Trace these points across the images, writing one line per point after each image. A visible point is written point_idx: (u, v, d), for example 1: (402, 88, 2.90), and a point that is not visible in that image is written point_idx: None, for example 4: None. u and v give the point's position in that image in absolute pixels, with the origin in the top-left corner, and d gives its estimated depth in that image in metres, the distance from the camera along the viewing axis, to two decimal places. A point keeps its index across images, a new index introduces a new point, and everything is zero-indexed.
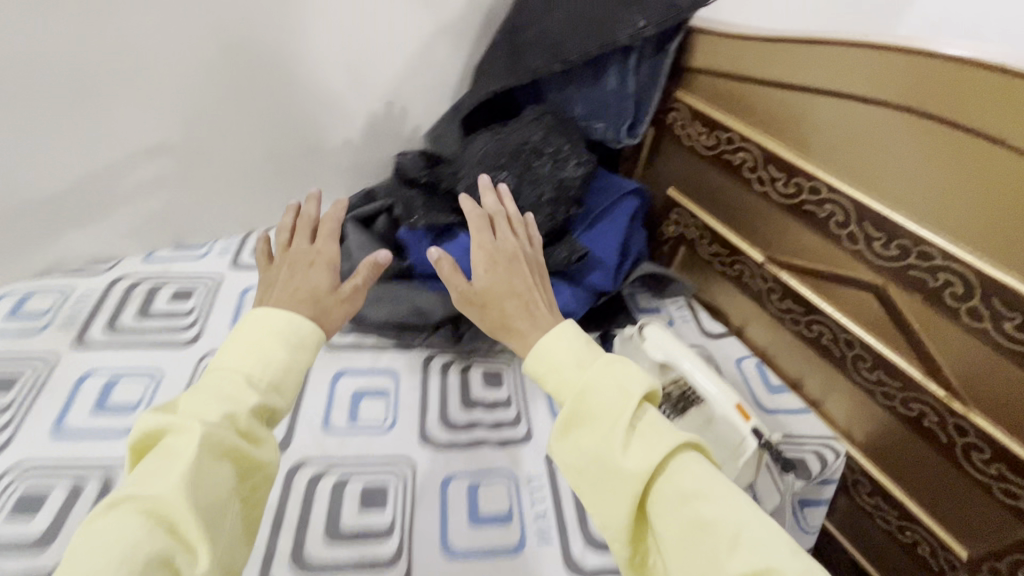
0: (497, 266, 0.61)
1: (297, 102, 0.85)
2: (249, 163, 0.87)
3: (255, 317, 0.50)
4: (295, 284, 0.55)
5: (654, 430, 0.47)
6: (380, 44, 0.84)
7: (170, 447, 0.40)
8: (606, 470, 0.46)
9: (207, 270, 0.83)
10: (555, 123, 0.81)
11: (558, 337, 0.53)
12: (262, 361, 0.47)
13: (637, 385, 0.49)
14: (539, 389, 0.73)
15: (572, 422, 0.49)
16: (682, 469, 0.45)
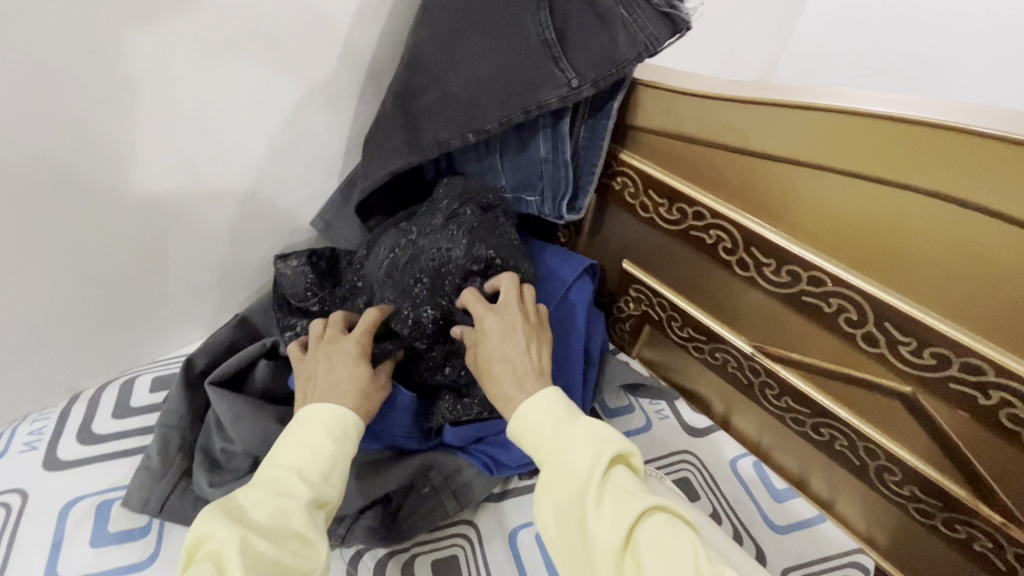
0: (491, 333, 0.54)
1: (118, 222, 0.60)
2: (58, 312, 0.62)
3: (304, 412, 0.48)
4: (337, 378, 0.51)
5: (629, 487, 0.41)
6: (228, 125, 0.61)
7: (216, 558, 0.36)
8: (581, 541, 0.40)
9: (3, 482, 0.57)
10: (481, 219, 0.62)
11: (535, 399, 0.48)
12: (310, 455, 0.45)
13: (608, 439, 0.43)
14: (509, 572, 0.55)
15: (545, 487, 0.44)
16: (659, 526, 0.38)
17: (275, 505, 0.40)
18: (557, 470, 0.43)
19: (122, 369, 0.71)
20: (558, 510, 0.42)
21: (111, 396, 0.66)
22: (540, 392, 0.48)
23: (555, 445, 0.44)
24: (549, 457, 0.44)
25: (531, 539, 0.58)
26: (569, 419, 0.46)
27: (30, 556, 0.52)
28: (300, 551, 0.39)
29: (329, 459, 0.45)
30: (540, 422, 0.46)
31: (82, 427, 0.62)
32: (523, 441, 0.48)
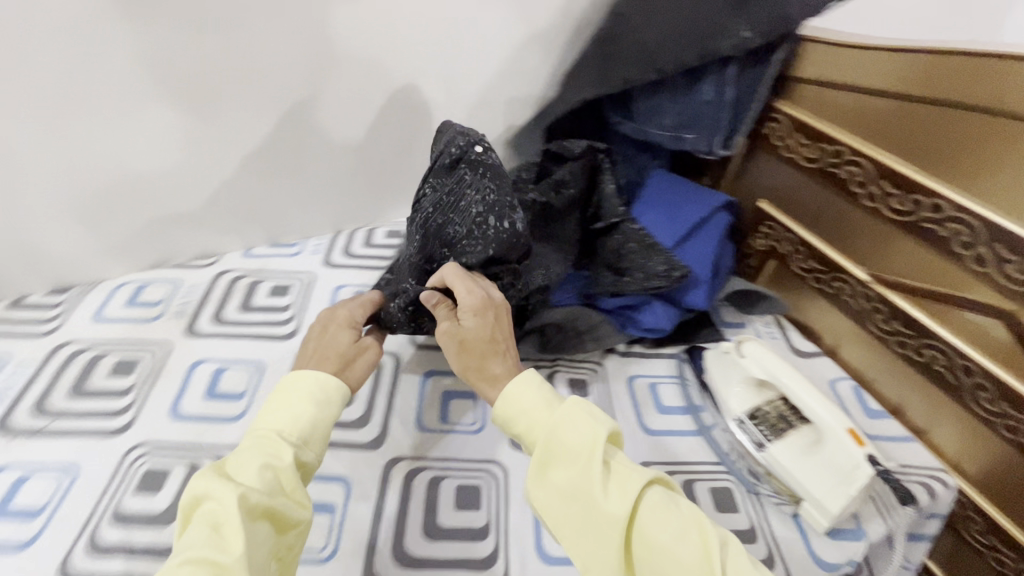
0: (486, 312, 0.59)
1: (393, 111, 0.86)
2: (341, 169, 0.89)
3: (285, 385, 0.54)
4: (325, 345, 0.59)
5: (626, 464, 0.48)
6: (475, 50, 0.84)
7: (217, 514, 0.43)
8: (585, 513, 0.47)
9: (303, 267, 0.88)
10: (436, 209, 0.69)
11: (525, 387, 0.54)
12: (293, 423, 0.51)
13: (601, 421, 0.50)
14: (626, 400, 0.72)
15: (547, 470, 0.49)
16: (656, 496, 0.47)
17: (263, 467, 0.47)
18: (561, 450, 0.49)
19: (364, 223, 0.97)
20: (562, 489, 0.48)
21: (361, 235, 0.95)
22: (523, 377, 0.54)
23: (553, 427, 0.50)
24: (549, 441, 0.50)
25: (644, 386, 0.74)
26: (561, 405, 0.52)
27: (317, 309, 0.81)
28: (291, 503, 0.47)
29: (311, 422, 0.52)
30: (533, 408, 0.52)
31: (345, 249, 0.92)
32: (517, 428, 0.53)
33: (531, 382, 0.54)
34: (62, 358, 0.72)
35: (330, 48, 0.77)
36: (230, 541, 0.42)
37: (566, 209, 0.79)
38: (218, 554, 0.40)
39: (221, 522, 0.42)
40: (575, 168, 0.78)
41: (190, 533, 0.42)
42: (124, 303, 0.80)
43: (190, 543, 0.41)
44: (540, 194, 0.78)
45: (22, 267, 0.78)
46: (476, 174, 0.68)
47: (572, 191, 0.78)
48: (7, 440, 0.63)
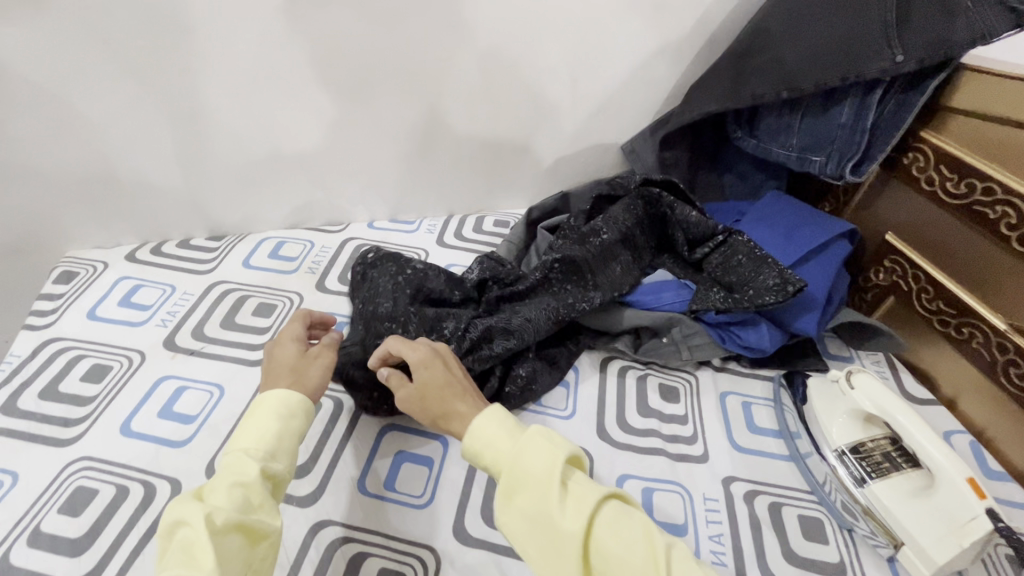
0: (433, 360, 0.59)
1: (519, 111, 0.90)
2: (464, 159, 0.95)
3: (248, 410, 0.53)
4: (275, 364, 0.59)
5: (586, 486, 0.46)
6: (608, 57, 0.86)
7: (188, 537, 0.41)
8: (547, 538, 0.44)
9: (420, 244, 0.96)
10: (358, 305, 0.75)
11: (486, 416, 0.51)
12: (256, 438, 0.50)
13: (560, 445, 0.48)
14: (718, 413, 0.72)
15: (510, 499, 0.47)
16: (615, 513, 0.45)
17: (231, 484, 0.45)
18: (520, 477, 0.47)
19: (475, 210, 1.03)
20: (524, 515, 0.46)
21: (472, 221, 1.01)
22: (484, 413, 0.52)
23: (513, 452, 0.48)
24: (509, 467, 0.47)
25: (736, 403, 0.73)
26: (521, 432, 0.49)
27: None
28: (262, 514, 0.46)
29: (276, 435, 0.51)
30: (494, 435, 0.50)
31: (456, 232, 0.98)
32: (482, 458, 0.50)
33: (492, 410, 0.52)
34: (217, 294, 0.83)
35: (471, 47, 0.81)
36: (201, 559, 0.40)
37: (601, 256, 0.78)
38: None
39: (194, 544, 0.41)
40: (619, 211, 0.81)
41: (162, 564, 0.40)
42: (268, 254, 0.91)
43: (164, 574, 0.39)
44: (562, 250, 0.78)
45: (193, 212, 0.91)
46: (380, 265, 0.77)
47: (606, 237, 0.79)
48: (171, 355, 0.74)
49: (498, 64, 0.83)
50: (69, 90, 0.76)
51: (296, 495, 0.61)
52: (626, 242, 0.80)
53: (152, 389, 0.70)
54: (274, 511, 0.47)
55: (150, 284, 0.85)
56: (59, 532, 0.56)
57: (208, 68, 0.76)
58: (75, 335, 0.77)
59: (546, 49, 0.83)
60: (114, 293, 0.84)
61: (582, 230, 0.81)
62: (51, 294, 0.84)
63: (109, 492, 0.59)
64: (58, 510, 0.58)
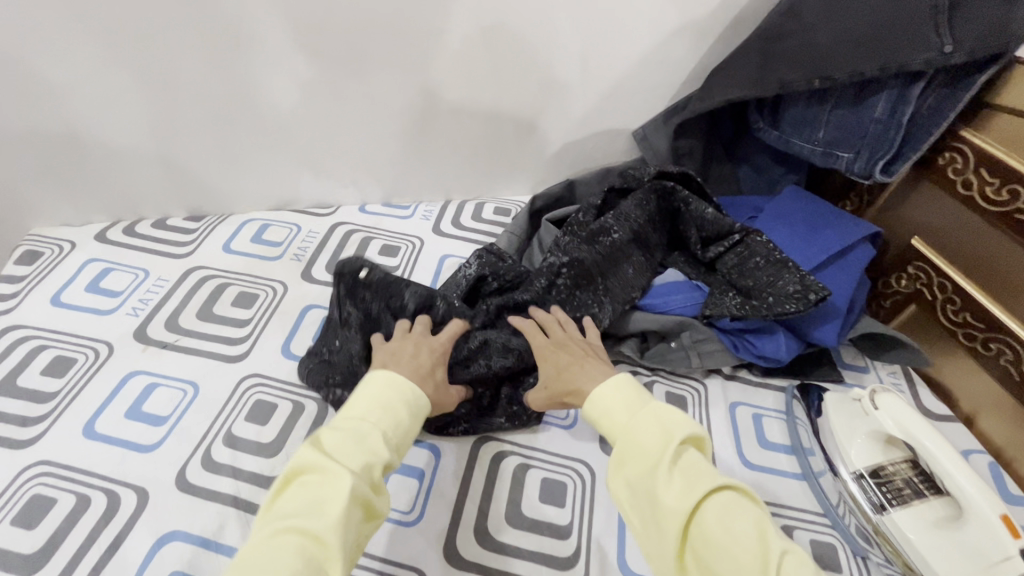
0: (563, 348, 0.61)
1: (525, 91, 0.83)
2: (464, 142, 0.88)
3: (384, 380, 0.50)
4: (421, 367, 0.55)
5: (698, 467, 0.46)
6: (624, 35, 0.78)
7: (318, 490, 0.42)
8: (652, 510, 0.45)
9: (414, 231, 0.90)
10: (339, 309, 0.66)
11: (607, 388, 0.53)
12: (391, 420, 0.48)
13: (675, 425, 0.48)
14: (728, 426, 0.68)
15: (620, 466, 0.48)
16: (726, 502, 0.44)
17: (367, 460, 0.44)
18: (632, 449, 0.48)
19: (474, 196, 0.96)
20: (632, 485, 0.47)
21: (471, 208, 0.95)
22: (609, 380, 0.53)
23: (629, 424, 0.49)
24: (623, 437, 0.49)
25: (747, 415, 0.69)
26: (640, 407, 0.50)
27: (425, 276, 0.83)
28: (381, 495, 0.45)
29: (405, 429, 0.49)
30: (614, 406, 0.52)
31: (453, 220, 0.92)
32: (601, 425, 0.52)
33: (617, 384, 0.53)
34: (193, 281, 0.77)
35: (474, 17, 0.73)
36: (327, 517, 0.41)
37: (610, 258, 0.73)
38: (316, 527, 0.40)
39: (324, 501, 0.42)
40: (631, 207, 0.76)
41: (289, 502, 0.42)
42: (250, 238, 0.85)
43: (289, 512, 0.42)
44: (567, 250, 0.72)
45: (169, 190, 0.85)
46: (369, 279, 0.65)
47: (617, 236, 0.74)
48: (142, 348, 0.68)
49: (503, 39, 0.76)
50: (25, 52, 0.68)
51: None
52: (637, 241, 0.75)
53: (120, 386, 0.64)
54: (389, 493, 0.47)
55: (121, 268, 0.79)
56: (13, 546, 0.52)
57: (180, 30, 0.68)
58: (37, 322, 0.71)
59: (557, 24, 0.76)
60: (82, 276, 0.77)
61: (591, 227, 0.75)
62: (12, 276, 0.78)
63: (69, 502, 0.54)
64: (13, 520, 0.53)
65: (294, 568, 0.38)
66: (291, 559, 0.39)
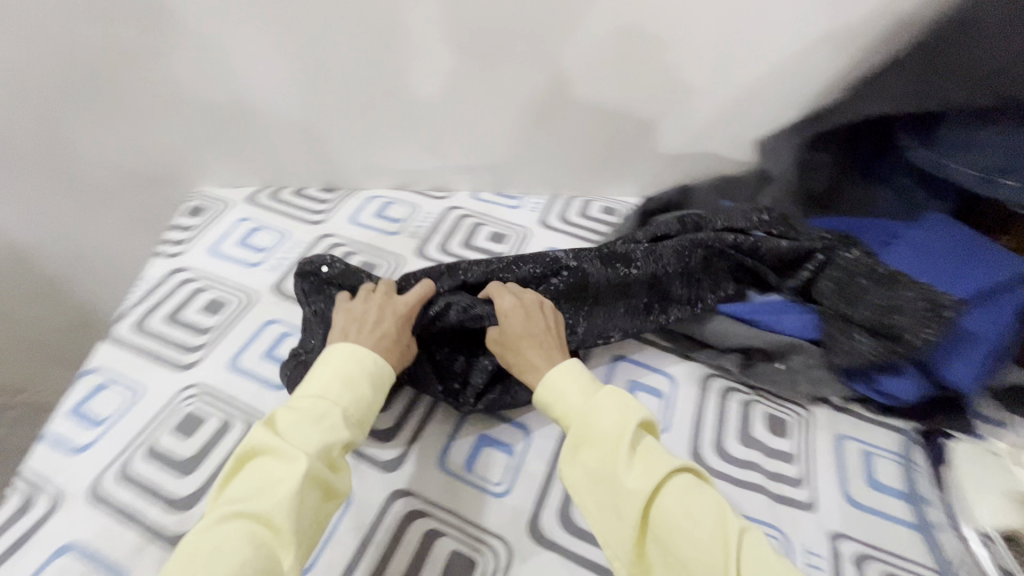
0: (525, 312, 0.63)
1: (651, 92, 0.82)
2: (582, 139, 0.89)
3: (343, 360, 0.55)
4: (377, 334, 0.60)
5: (657, 451, 0.48)
6: (764, 41, 0.76)
7: (272, 470, 0.46)
8: (611, 493, 0.47)
9: (522, 221, 0.93)
10: (319, 293, 0.69)
11: (566, 371, 0.55)
12: (351, 395, 0.53)
13: (633, 409, 0.50)
14: (831, 457, 0.64)
15: (575, 452, 0.50)
16: (683, 482, 0.45)
17: (323, 439, 0.48)
18: (590, 433, 0.49)
19: (582, 193, 0.97)
20: (590, 470, 0.48)
21: (578, 204, 0.96)
22: (564, 365, 0.56)
23: (584, 410, 0.51)
24: (580, 421, 0.51)
25: (855, 451, 0.65)
26: (594, 392, 0.53)
27: None
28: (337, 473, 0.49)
29: (366, 402, 0.54)
30: (569, 393, 0.53)
31: (560, 214, 0.94)
32: (556, 410, 0.54)
33: (574, 369, 0.55)
34: (325, 247, 0.86)
35: (612, 18, 0.74)
36: (279, 494, 0.44)
37: (615, 288, 0.71)
38: (266, 509, 0.43)
39: (276, 481, 0.45)
40: (669, 250, 0.73)
41: (241, 484, 0.45)
42: (375, 213, 0.92)
43: (240, 495, 0.44)
44: (578, 258, 0.71)
45: (310, 163, 0.94)
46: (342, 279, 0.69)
47: (636, 270, 0.71)
48: (279, 300, 0.77)
49: (635, 38, 0.76)
50: (216, 35, 0.78)
51: (381, 459, 0.62)
52: (654, 286, 0.72)
53: (260, 330, 0.73)
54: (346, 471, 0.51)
55: (266, 228, 0.89)
56: (170, 452, 0.61)
57: (342, 20, 0.76)
58: (198, 267, 0.83)
59: (695, 27, 0.75)
60: (236, 232, 0.89)
61: (617, 249, 0.73)
62: (182, 225, 0.90)
63: (214, 423, 0.63)
64: (172, 430, 0.63)
65: (244, 550, 0.41)
66: (241, 539, 0.41)
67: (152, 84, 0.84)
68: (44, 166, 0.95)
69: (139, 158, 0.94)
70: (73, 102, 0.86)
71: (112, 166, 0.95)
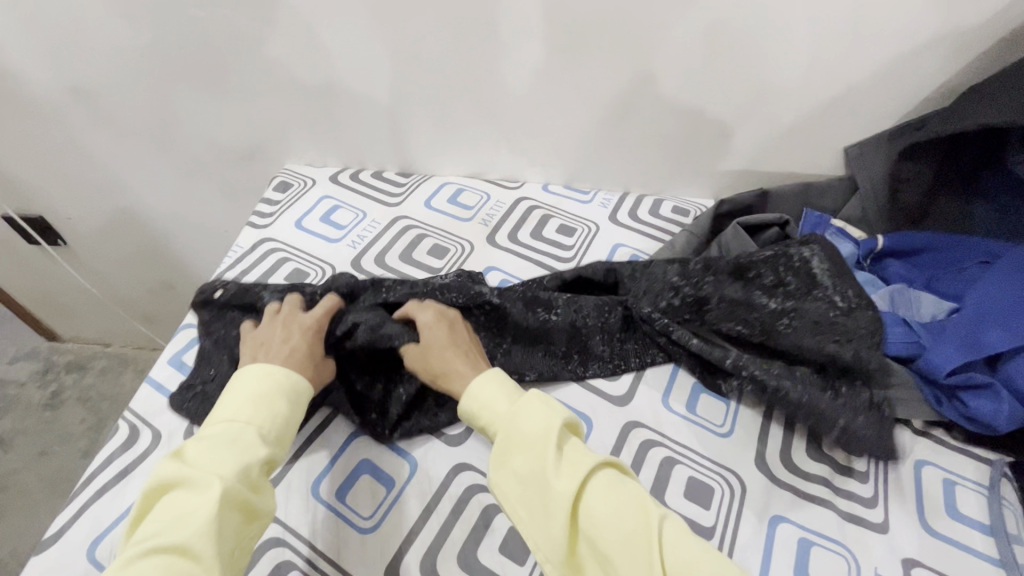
0: (441, 323, 0.67)
1: (736, 95, 0.81)
2: (658, 139, 0.89)
3: (256, 382, 0.56)
4: (290, 348, 0.62)
5: (580, 451, 0.50)
6: (863, 47, 0.73)
7: (188, 498, 0.45)
8: (540, 497, 0.48)
9: (592, 216, 0.93)
10: (222, 320, 0.72)
11: (490, 380, 0.58)
12: (266, 413, 0.54)
13: (557, 410, 0.52)
14: (908, 481, 0.62)
15: (506, 457, 0.51)
16: (607, 478, 0.47)
17: (241, 460, 0.48)
18: (517, 439, 0.51)
19: (652, 192, 0.96)
20: (520, 475, 0.50)
21: (648, 202, 0.95)
22: (486, 376, 0.58)
23: (511, 417, 0.53)
24: (508, 430, 0.52)
25: (935, 477, 0.62)
26: (521, 398, 0.55)
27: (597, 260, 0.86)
28: (259, 493, 0.49)
29: (283, 419, 0.55)
30: (497, 401, 0.56)
31: (630, 211, 0.94)
32: (484, 419, 0.56)
33: (499, 378, 0.58)
34: (400, 228, 0.90)
35: (703, 19, 0.74)
36: (195, 522, 0.43)
37: (533, 332, 0.71)
38: (184, 538, 0.42)
39: (191, 510, 0.44)
40: (590, 303, 0.73)
41: (155, 520, 0.44)
42: (447, 198, 0.95)
43: (153, 532, 0.43)
44: (502, 296, 0.71)
45: (391, 147, 0.98)
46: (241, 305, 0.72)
47: (553, 317, 0.71)
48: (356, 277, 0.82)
49: (726, 37, 0.75)
50: (318, 25, 0.83)
51: (447, 433, 0.65)
52: (575, 335, 0.71)
53: None
54: (267, 493, 0.51)
55: (345, 207, 0.94)
56: None
57: (436, 13, 0.79)
58: (283, 239, 0.88)
59: (791, 30, 0.73)
60: (318, 209, 0.94)
61: (539, 294, 0.73)
62: (270, 199, 0.97)
63: None
64: None
65: None
66: (160, 570, 0.40)
67: (256, 68, 0.90)
68: (153, 136, 1.03)
69: (237, 135, 1.01)
70: (185, 79, 0.93)
71: (211, 140, 1.03)
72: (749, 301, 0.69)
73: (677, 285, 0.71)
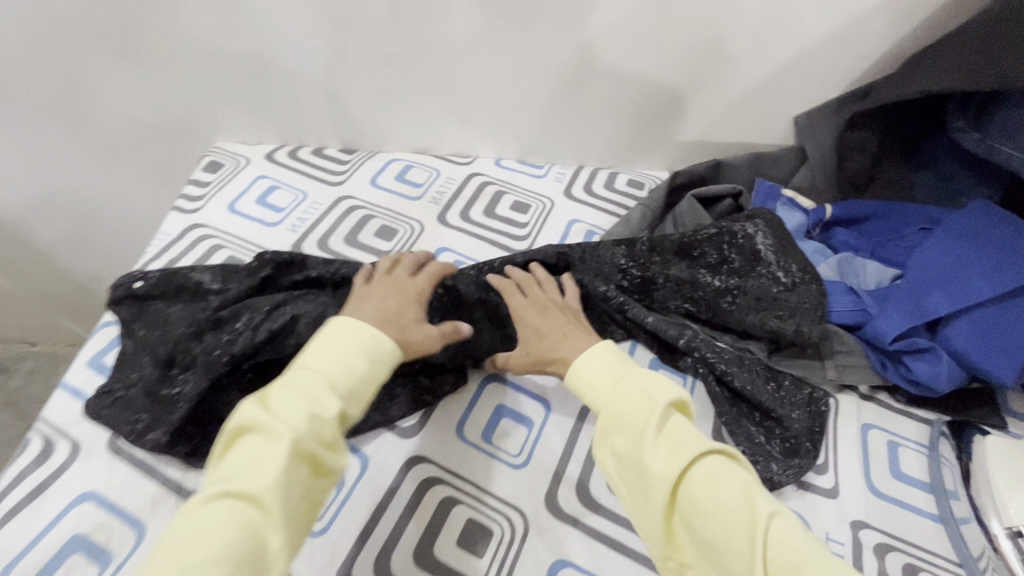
0: (549, 314, 0.63)
1: (689, 64, 0.79)
2: (612, 110, 0.86)
3: (340, 329, 0.51)
4: (382, 306, 0.57)
5: (684, 432, 0.47)
6: (814, 13, 0.72)
7: (258, 446, 0.43)
8: (638, 477, 0.47)
9: (546, 191, 0.90)
10: (147, 313, 0.66)
11: (598, 358, 0.55)
12: (343, 367, 0.49)
13: (664, 391, 0.49)
14: (855, 446, 0.63)
15: (608, 434, 0.50)
16: (711, 465, 0.45)
17: (310, 412, 0.45)
18: (617, 419, 0.50)
19: (607, 165, 0.94)
20: (620, 454, 0.48)
21: (604, 175, 0.93)
22: (596, 356, 0.55)
23: (613, 395, 0.51)
24: (610, 407, 0.51)
25: (880, 440, 0.64)
26: (626, 376, 0.52)
27: (552, 237, 0.84)
28: (331, 451, 0.46)
29: (360, 377, 0.49)
30: (599, 378, 0.54)
31: (586, 185, 0.91)
32: (587, 396, 0.54)
33: (607, 354, 0.55)
34: (344, 209, 0.84)
35: None
36: (263, 478, 0.41)
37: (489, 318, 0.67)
38: (252, 492, 0.40)
39: (260, 462, 0.42)
40: None
41: (229, 464, 0.43)
42: (394, 175, 0.90)
43: (229, 475, 0.42)
44: (455, 278, 0.68)
45: (331, 121, 0.91)
46: (172, 295, 0.66)
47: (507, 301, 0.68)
48: None
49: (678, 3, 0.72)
50: None
51: (401, 425, 0.62)
52: None
53: None
54: (343, 449, 0.47)
55: (284, 188, 0.87)
56: None
57: None
58: (215, 224, 0.82)
59: None
60: (253, 190, 0.87)
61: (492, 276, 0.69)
62: (199, 180, 0.89)
63: None
64: None
65: (227, 535, 0.39)
66: (224, 521, 0.39)
67: (172, 34, 0.81)
68: (60, 114, 0.92)
69: (158, 111, 0.92)
70: (90, 48, 0.83)
71: (129, 117, 0.93)
72: (692, 281, 0.70)
73: (625, 268, 0.70)
